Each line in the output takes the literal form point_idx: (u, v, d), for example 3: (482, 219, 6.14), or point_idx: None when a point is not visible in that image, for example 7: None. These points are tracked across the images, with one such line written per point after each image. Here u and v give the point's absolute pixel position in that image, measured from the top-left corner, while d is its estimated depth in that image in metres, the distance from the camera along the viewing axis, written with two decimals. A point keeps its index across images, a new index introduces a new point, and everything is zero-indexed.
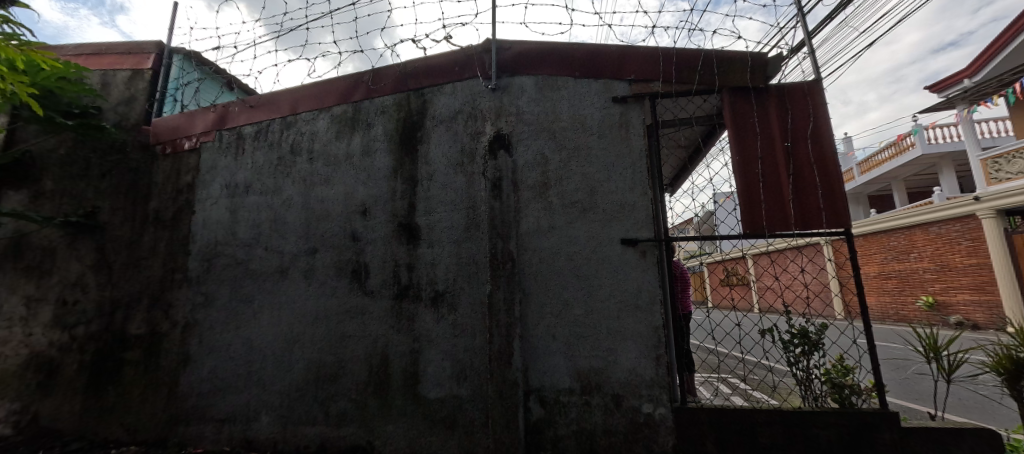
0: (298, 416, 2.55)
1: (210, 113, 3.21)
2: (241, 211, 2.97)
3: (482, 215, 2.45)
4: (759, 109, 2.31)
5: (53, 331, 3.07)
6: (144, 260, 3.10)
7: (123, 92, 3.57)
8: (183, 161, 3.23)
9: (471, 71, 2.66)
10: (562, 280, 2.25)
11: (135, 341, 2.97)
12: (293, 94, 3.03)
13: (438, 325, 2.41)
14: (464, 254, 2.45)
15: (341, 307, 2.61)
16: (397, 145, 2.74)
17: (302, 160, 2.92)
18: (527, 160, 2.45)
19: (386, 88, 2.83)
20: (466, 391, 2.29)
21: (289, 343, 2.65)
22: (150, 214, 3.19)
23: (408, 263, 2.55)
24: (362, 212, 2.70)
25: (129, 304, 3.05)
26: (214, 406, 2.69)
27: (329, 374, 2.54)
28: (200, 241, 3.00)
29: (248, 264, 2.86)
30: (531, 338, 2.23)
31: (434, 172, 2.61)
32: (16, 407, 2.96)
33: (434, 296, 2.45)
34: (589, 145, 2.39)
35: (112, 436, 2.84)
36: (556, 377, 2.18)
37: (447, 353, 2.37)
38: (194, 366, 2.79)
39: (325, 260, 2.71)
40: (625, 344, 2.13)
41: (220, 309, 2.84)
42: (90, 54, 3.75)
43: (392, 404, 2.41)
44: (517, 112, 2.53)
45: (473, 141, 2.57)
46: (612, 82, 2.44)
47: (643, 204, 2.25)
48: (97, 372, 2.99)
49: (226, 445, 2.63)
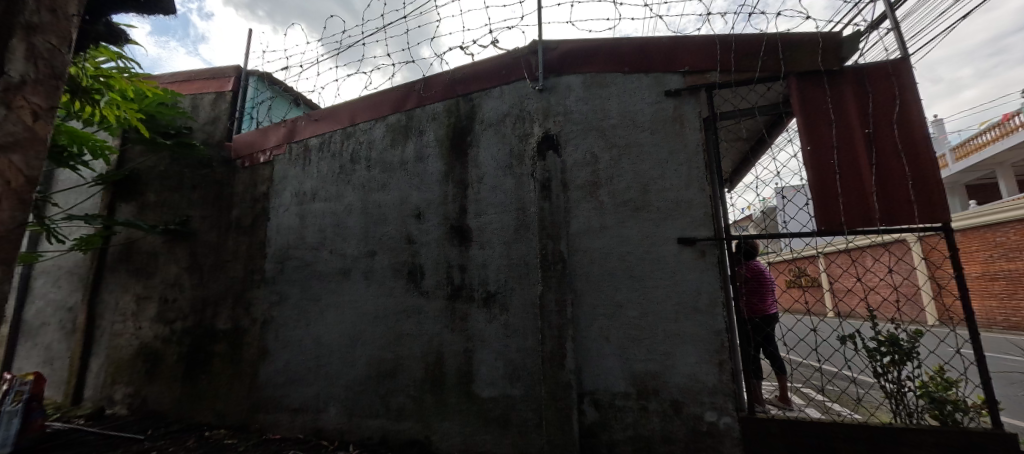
0: (362, 409, 2.70)
1: (281, 128, 3.51)
2: (308, 217, 3.21)
3: (532, 215, 2.46)
4: (833, 93, 2.11)
5: (157, 325, 3.54)
6: (227, 263, 3.44)
7: (208, 113, 4.00)
8: (259, 172, 3.55)
9: (517, 74, 2.68)
10: (615, 281, 2.20)
11: (222, 335, 3.30)
12: (351, 106, 3.23)
13: (491, 325, 2.45)
14: (514, 255, 2.47)
15: (398, 306, 2.74)
16: (447, 150, 2.82)
17: (361, 167, 3.10)
18: (575, 159, 2.42)
19: (436, 95, 2.93)
20: (520, 391, 2.31)
21: (352, 340, 2.82)
22: (232, 221, 3.53)
23: (461, 264, 2.62)
24: (416, 216, 2.82)
25: (216, 302, 3.40)
26: (288, 397, 2.93)
27: (389, 370, 2.67)
28: (274, 245, 3.28)
29: (315, 266, 3.09)
30: (584, 339, 2.20)
31: (484, 174, 2.66)
32: (131, 390, 3.49)
33: (486, 296, 2.50)
34: (640, 142, 2.31)
35: (205, 419, 3.19)
36: (610, 380, 2.12)
37: (500, 353, 2.40)
38: (271, 359, 3.05)
39: (383, 261, 2.85)
40: (684, 348, 2.03)
41: (292, 308, 3.08)
42: (183, 81, 4.26)
43: (447, 401, 2.48)
44: (565, 112, 2.51)
45: (522, 143, 2.59)
46: (664, 76, 2.34)
47: (701, 201, 2.13)
48: (192, 362, 3.36)
49: (300, 433, 2.85)
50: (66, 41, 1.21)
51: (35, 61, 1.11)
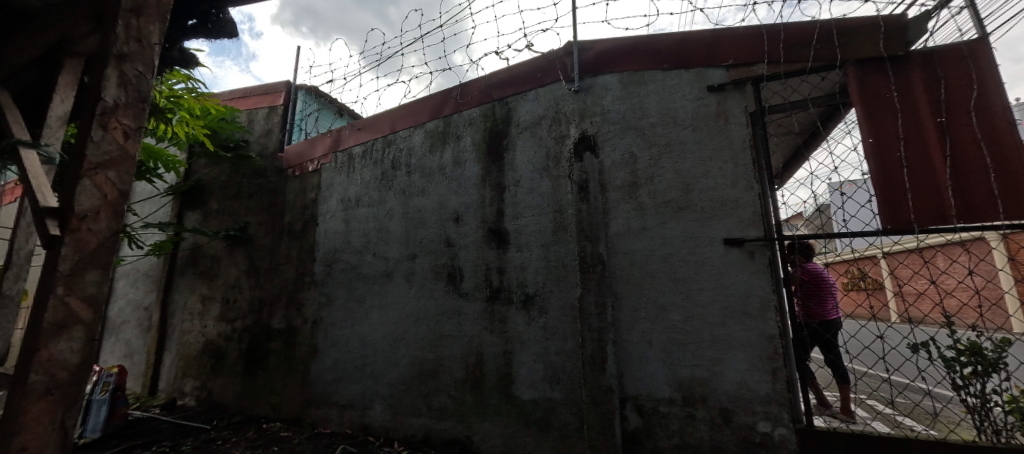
0: (405, 407, 2.79)
1: (328, 138, 3.71)
2: (353, 222, 3.36)
3: (569, 217, 2.44)
4: (898, 81, 1.94)
5: (221, 323, 3.83)
6: (281, 265, 3.67)
7: (262, 126, 4.28)
8: (308, 180, 3.75)
9: (553, 76, 2.68)
10: (656, 283, 2.14)
11: (277, 334, 3.52)
12: (392, 115, 3.37)
13: (530, 327, 2.46)
14: (552, 257, 2.46)
15: (439, 308, 2.80)
16: (484, 154, 2.86)
17: (402, 174, 3.21)
18: (613, 160, 2.39)
19: (473, 101, 2.99)
20: (560, 394, 2.29)
21: (395, 340, 2.92)
22: (284, 226, 3.77)
23: (499, 266, 2.64)
24: (455, 219, 2.88)
25: (271, 303, 3.63)
26: (337, 393, 3.08)
27: (430, 370, 2.74)
28: (323, 249, 3.46)
29: (360, 269, 3.23)
30: (625, 343, 2.16)
31: (521, 177, 2.68)
32: (198, 384, 3.79)
33: (525, 299, 2.51)
34: (682, 140, 2.24)
35: (263, 412, 3.41)
36: (653, 385, 2.07)
37: (540, 356, 2.40)
38: (321, 358, 3.22)
39: (424, 264, 2.94)
40: (733, 354, 1.94)
41: (339, 309, 3.24)
42: (240, 97, 4.61)
43: (487, 402, 2.51)
44: (602, 112, 2.48)
45: (558, 145, 2.58)
46: (705, 70, 2.26)
47: (749, 200, 2.03)
48: (251, 358, 3.61)
49: (348, 429, 2.98)
50: (150, 66, 1.33)
51: (127, 87, 1.25)
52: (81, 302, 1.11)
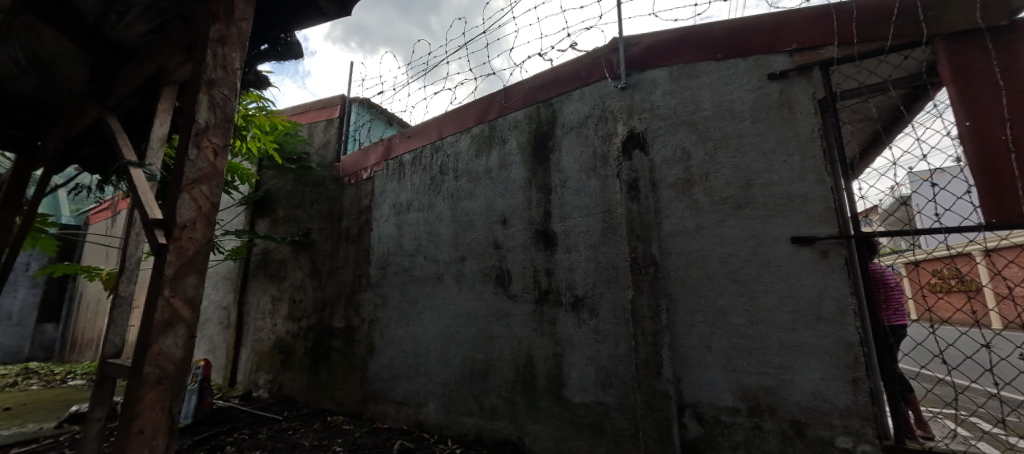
0: (458, 406, 2.86)
1: (380, 146, 3.90)
2: (405, 226, 3.50)
3: (619, 217, 2.39)
4: (1002, 54, 1.70)
5: (288, 322, 4.15)
6: (340, 268, 3.90)
7: (321, 138, 4.59)
8: (362, 187, 3.96)
9: (598, 74, 2.64)
10: (716, 285, 2.03)
11: (338, 332, 3.75)
12: (439, 122, 3.48)
13: (580, 330, 2.43)
14: (602, 258, 2.42)
15: (488, 310, 2.85)
16: (530, 156, 2.87)
17: (450, 178, 3.30)
18: (664, 157, 2.30)
19: (518, 103, 3.02)
20: (613, 398, 2.24)
21: (446, 340, 3.00)
22: (342, 231, 4.00)
23: (547, 268, 2.64)
24: (502, 222, 2.91)
25: (332, 303, 3.88)
26: (393, 390, 3.22)
27: (481, 371, 2.79)
28: (378, 252, 3.63)
29: (412, 271, 3.35)
30: (682, 347, 2.06)
31: (568, 178, 2.65)
32: (271, 377, 4.13)
33: (574, 301, 2.48)
34: (740, 133, 2.11)
35: (327, 406, 3.64)
36: (714, 393, 1.96)
37: (591, 359, 2.36)
38: (378, 356, 3.38)
39: (473, 266, 3.00)
40: (806, 362, 1.79)
41: (393, 310, 3.39)
42: (301, 112, 4.99)
43: (538, 404, 2.51)
44: (651, 108, 2.40)
45: (605, 144, 2.53)
46: (766, 58, 2.12)
47: (819, 194, 1.87)
48: (315, 355, 3.87)
49: (404, 425, 3.11)
50: (234, 90, 1.47)
51: (215, 109, 1.39)
52: (183, 303, 1.24)
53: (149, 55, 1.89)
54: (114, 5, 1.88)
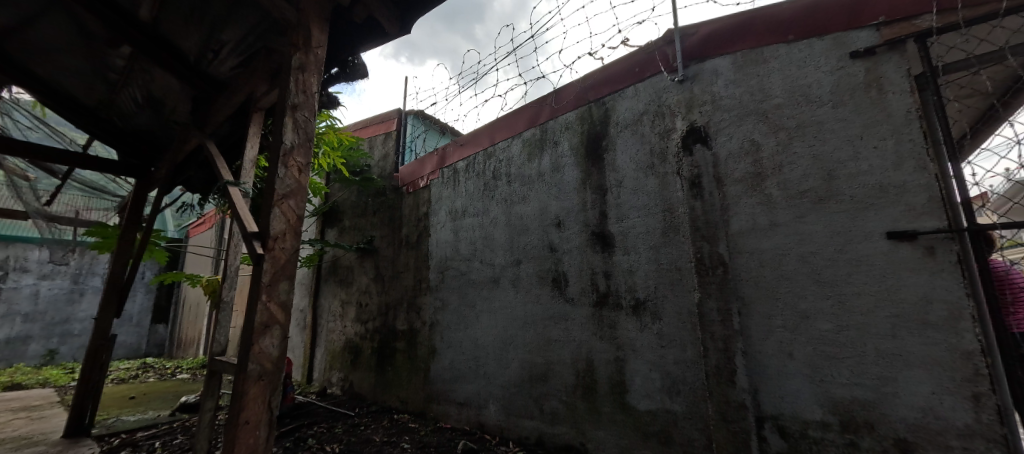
0: (518, 409, 2.87)
1: (435, 156, 4.07)
2: (461, 231, 3.60)
3: (681, 216, 2.28)
4: None
5: (357, 324, 4.44)
6: (401, 273, 4.11)
7: (381, 150, 4.87)
8: (420, 195, 4.14)
9: (652, 69, 2.56)
10: (796, 286, 1.86)
11: (401, 334, 3.94)
12: (491, 129, 3.56)
13: (642, 334, 2.34)
14: (663, 260, 2.32)
15: (546, 313, 2.84)
16: (583, 157, 2.84)
17: (503, 183, 3.35)
18: (729, 150, 2.16)
19: (569, 105, 3.00)
20: (681, 406, 2.13)
21: (505, 343, 3.04)
22: (403, 238, 4.20)
23: (605, 270, 2.58)
24: (557, 224, 2.90)
25: (395, 306, 4.08)
26: (455, 391, 3.32)
27: (541, 374, 2.78)
28: (436, 258, 3.77)
29: (469, 275, 3.44)
30: (758, 354, 1.92)
31: (624, 177, 2.59)
32: (343, 376, 4.43)
33: (635, 304, 2.40)
34: (819, 119, 1.92)
35: (393, 404, 3.83)
36: (798, 405, 1.79)
37: (655, 364, 2.26)
38: (439, 358, 3.50)
39: (529, 270, 3.01)
40: (911, 373, 1.58)
41: (452, 313, 3.50)
42: (362, 128, 5.33)
43: (600, 410, 2.46)
44: (713, 99, 2.27)
45: (663, 140, 2.43)
46: (846, 35, 1.91)
47: (921, 183, 1.65)
48: (381, 356, 4.09)
49: (466, 425, 3.18)
50: (313, 112, 1.62)
51: (298, 131, 1.54)
52: (277, 307, 1.38)
53: (240, 85, 2.13)
54: (211, 44, 2.14)
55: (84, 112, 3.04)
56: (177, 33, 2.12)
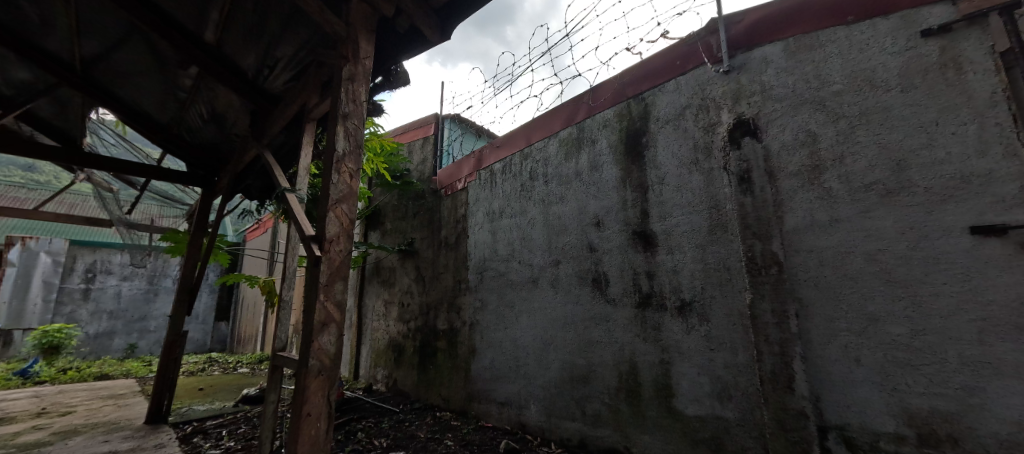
0: (560, 410, 2.85)
1: (472, 158, 4.13)
2: (499, 232, 3.63)
3: (729, 214, 2.17)
4: None
5: (400, 323, 4.59)
6: (441, 273, 4.20)
7: (420, 154, 5.01)
8: (457, 197, 4.21)
9: (695, 61, 2.47)
10: (862, 285, 1.73)
11: (442, 333, 4.03)
12: (528, 129, 3.56)
13: (689, 336, 2.26)
14: (710, 259, 2.23)
15: (586, 314, 2.80)
16: (623, 155, 2.78)
17: (540, 184, 3.35)
18: (783, 142, 2.04)
19: (607, 102, 2.94)
20: (733, 413, 2.03)
21: (545, 343, 3.03)
22: (442, 240, 4.29)
23: (648, 270, 2.51)
24: (597, 224, 2.86)
25: (436, 306, 4.18)
26: (496, 391, 3.35)
27: (582, 376, 2.75)
28: (475, 259, 3.82)
29: (508, 276, 3.46)
30: (820, 360, 1.79)
31: (665, 174, 2.51)
32: (387, 373, 4.59)
33: (681, 305, 2.32)
34: (885, 105, 1.77)
35: (436, 402, 3.93)
36: (867, 415, 1.66)
37: (703, 368, 2.17)
38: (480, 357, 3.55)
39: (568, 270, 2.99)
40: (1004, 384, 1.41)
41: (492, 313, 3.54)
42: (402, 133, 5.51)
43: (645, 414, 2.39)
44: (763, 89, 2.15)
45: (708, 134, 2.33)
46: (916, 12, 1.75)
47: (1011, 172, 1.47)
48: (423, 354, 4.21)
49: (508, 425, 3.20)
50: (361, 120, 1.69)
51: (349, 138, 1.62)
52: (333, 306, 1.45)
53: (294, 98, 2.27)
54: (267, 61, 2.30)
55: (157, 128, 3.35)
56: (238, 52, 2.29)
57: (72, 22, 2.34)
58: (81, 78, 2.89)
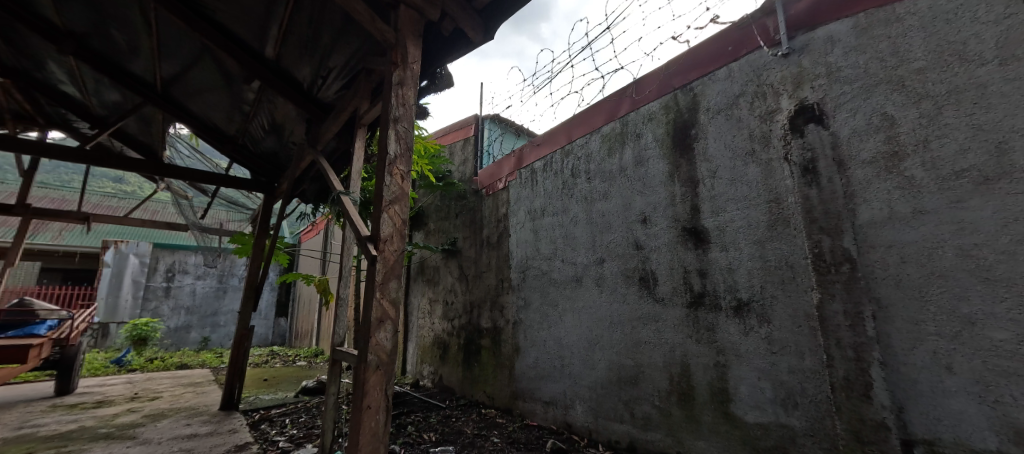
0: (607, 411, 2.80)
1: (512, 158, 4.14)
2: (541, 231, 3.62)
3: (792, 207, 2.02)
4: None
5: (444, 320, 4.70)
6: (484, 272, 4.25)
7: (461, 155, 5.10)
8: (498, 196, 4.24)
9: (749, 46, 2.32)
10: (955, 284, 1.54)
11: (486, 332, 4.08)
12: (568, 126, 3.52)
13: (747, 338, 2.13)
14: (770, 256, 2.09)
15: (633, 314, 2.73)
16: (670, 148, 2.67)
17: (582, 181, 3.30)
18: (854, 128, 1.86)
19: (652, 94, 2.84)
20: (799, 421, 1.89)
21: (591, 343, 2.98)
22: (484, 239, 4.34)
23: (700, 269, 2.40)
24: (643, 221, 2.77)
25: (480, 304, 4.23)
26: (540, 389, 3.34)
27: (631, 377, 2.68)
28: (517, 257, 3.83)
29: (551, 274, 3.43)
30: (902, 366, 1.62)
31: (718, 167, 2.38)
32: (433, 369, 4.72)
33: (737, 306, 2.19)
34: (977, 80, 1.55)
35: (481, 399, 3.98)
36: (963, 430, 1.48)
37: (764, 372, 2.04)
38: (524, 356, 3.55)
39: (614, 268, 2.91)
40: None
41: (535, 312, 3.53)
42: (444, 135, 5.63)
43: (699, 419, 2.28)
44: (828, 72, 1.98)
45: (766, 123, 2.19)
46: None
47: None
48: (467, 352, 4.28)
49: (554, 424, 3.18)
50: (410, 123, 1.74)
51: (399, 141, 1.67)
52: (389, 303, 1.50)
53: (346, 105, 2.38)
54: (321, 72, 2.44)
55: (225, 139, 3.65)
56: (294, 65, 2.44)
57: (155, 46, 2.61)
58: (162, 97, 3.21)
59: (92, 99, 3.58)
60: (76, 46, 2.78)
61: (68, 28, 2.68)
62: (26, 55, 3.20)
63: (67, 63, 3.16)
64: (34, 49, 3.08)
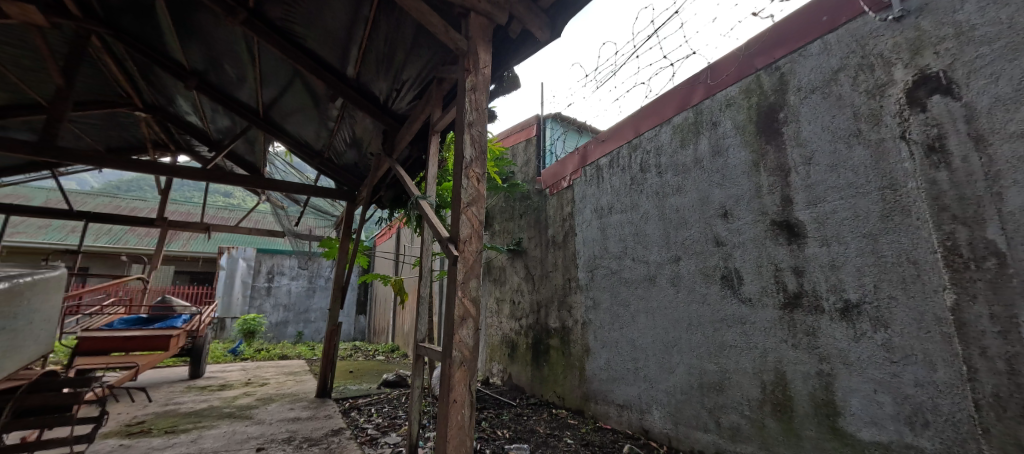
0: (688, 418, 2.64)
1: (576, 155, 4.09)
2: (609, 229, 3.52)
3: (912, 194, 1.74)
4: None
5: (512, 319, 4.77)
6: (550, 272, 4.24)
7: (524, 156, 5.15)
8: (562, 195, 4.21)
9: (849, 13, 2.04)
10: None
11: (554, 331, 4.07)
12: (635, 119, 3.39)
13: (859, 345, 1.87)
14: (885, 251, 1.81)
15: (715, 315, 2.54)
16: (754, 135, 2.45)
17: (653, 175, 3.15)
18: (997, 96, 1.54)
19: (729, 78, 2.63)
20: (930, 443, 1.62)
21: (667, 346, 2.83)
22: (549, 238, 4.33)
23: (795, 266, 2.17)
24: (724, 215, 2.57)
25: (547, 304, 4.23)
26: (613, 392, 3.25)
27: (715, 384, 2.49)
28: (584, 256, 3.77)
29: (621, 274, 3.33)
30: None
31: (813, 153, 2.13)
32: (502, 367, 4.82)
33: (843, 307, 1.95)
34: None
35: (551, 399, 3.97)
36: None
37: (882, 385, 1.78)
38: (595, 357, 3.48)
39: (691, 267, 2.74)
40: None
41: (605, 312, 3.44)
42: (506, 137, 5.69)
43: (800, 433, 2.07)
44: (957, 32, 1.67)
45: (875, 99, 1.91)
46: None
47: None
48: (536, 351, 4.30)
49: (629, 428, 3.08)
50: (482, 127, 1.79)
51: (474, 144, 1.72)
52: (469, 301, 1.56)
53: (419, 114, 2.52)
54: (396, 85, 2.59)
55: (314, 154, 4.04)
56: (372, 80, 2.64)
57: (257, 75, 2.98)
58: (263, 120, 3.66)
59: (211, 126, 4.19)
60: (198, 81, 3.28)
61: (193, 67, 3.17)
62: (163, 93, 3.83)
63: (192, 96, 3.74)
64: (167, 87, 3.68)
